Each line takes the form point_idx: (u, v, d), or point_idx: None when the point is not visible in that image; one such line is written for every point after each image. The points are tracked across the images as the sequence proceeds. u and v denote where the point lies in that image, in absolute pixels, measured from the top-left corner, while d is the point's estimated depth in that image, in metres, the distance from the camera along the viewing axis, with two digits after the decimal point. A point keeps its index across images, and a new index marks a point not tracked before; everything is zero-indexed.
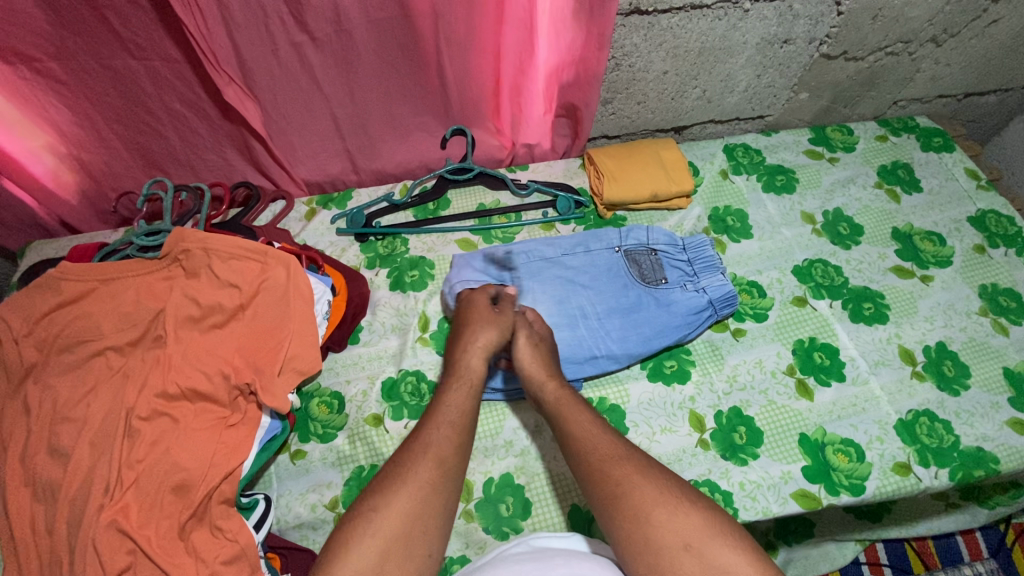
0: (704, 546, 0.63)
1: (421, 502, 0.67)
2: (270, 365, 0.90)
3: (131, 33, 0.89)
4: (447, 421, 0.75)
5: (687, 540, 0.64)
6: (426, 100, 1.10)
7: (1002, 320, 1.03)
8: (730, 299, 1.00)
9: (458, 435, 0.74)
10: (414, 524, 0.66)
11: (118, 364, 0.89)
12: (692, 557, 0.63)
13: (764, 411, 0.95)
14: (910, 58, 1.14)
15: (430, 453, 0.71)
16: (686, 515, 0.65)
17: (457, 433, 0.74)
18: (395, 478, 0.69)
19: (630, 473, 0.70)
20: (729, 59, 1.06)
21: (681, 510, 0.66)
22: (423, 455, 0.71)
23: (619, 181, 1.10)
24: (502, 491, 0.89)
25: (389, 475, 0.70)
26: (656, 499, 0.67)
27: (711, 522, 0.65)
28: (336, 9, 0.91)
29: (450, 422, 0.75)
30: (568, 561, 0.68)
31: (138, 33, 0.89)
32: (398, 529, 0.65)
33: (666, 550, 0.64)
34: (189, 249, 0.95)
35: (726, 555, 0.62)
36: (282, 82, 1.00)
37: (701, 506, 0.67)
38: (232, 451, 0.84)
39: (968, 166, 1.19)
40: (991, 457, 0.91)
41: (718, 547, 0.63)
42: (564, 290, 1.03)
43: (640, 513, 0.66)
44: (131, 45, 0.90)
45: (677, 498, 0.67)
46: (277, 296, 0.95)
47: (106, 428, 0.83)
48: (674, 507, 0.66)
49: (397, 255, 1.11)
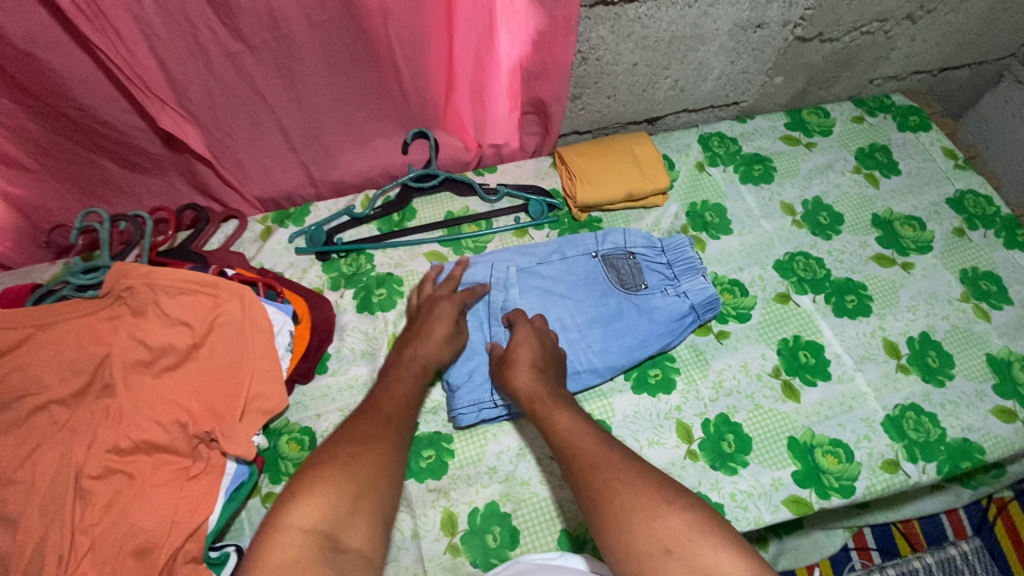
0: (689, 550, 0.57)
1: (388, 458, 0.69)
2: (231, 410, 0.84)
3: (45, 58, 0.80)
4: (402, 397, 0.79)
5: (668, 544, 0.58)
6: (382, 106, 1.03)
7: (984, 305, 1.01)
8: (712, 303, 0.96)
9: (410, 410, 0.78)
10: (382, 478, 0.67)
11: (64, 418, 0.82)
12: (677, 563, 0.57)
13: (751, 416, 0.92)
14: (886, 36, 1.10)
15: (393, 421, 0.74)
16: (665, 517, 0.60)
17: (408, 411, 0.78)
18: (368, 432, 0.71)
19: (610, 478, 0.65)
20: (701, 46, 1.01)
21: (661, 513, 0.61)
22: (387, 422, 0.74)
23: (593, 182, 1.05)
24: (488, 520, 0.85)
25: (360, 428, 0.72)
26: (638, 506, 0.62)
27: (694, 520, 0.60)
28: (272, 14, 0.83)
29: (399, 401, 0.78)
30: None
31: (52, 55, 0.80)
32: (368, 478, 0.65)
33: (648, 556, 0.58)
34: (132, 286, 0.88)
35: (718, 557, 0.57)
36: (220, 94, 0.92)
37: (680, 506, 0.61)
38: (195, 506, 0.78)
39: (945, 144, 1.17)
40: (977, 447, 0.90)
41: (704, 544, 0.57)
42: (541, 301, 0.98)
43: (620, 521, 0.61)
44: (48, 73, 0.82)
45: (659, 498, 0.62)
46: (233, 332, 0.88)
47: (55, 491, 0.77)
48: (656, 512, 0.61)
49: (362, 273, 1.04)
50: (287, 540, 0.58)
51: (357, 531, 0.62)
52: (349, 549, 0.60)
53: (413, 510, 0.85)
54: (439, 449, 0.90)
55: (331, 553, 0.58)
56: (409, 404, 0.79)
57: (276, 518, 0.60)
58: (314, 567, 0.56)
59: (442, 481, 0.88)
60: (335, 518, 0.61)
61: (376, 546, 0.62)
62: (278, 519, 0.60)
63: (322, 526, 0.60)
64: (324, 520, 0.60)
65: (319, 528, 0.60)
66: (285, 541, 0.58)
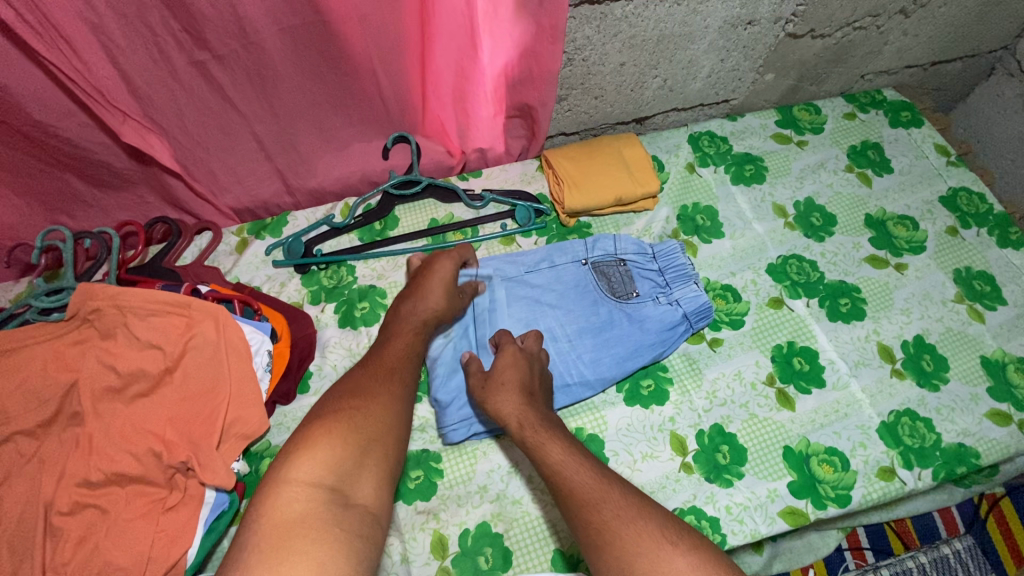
0: None
1: (391, 412, 0.72)
2: (208, 437, 0.80)
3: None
4: (399, 358, 0.79)
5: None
6: (360, 111, 0.98)
7: (978, 306, 1.00)
8: (705, 311, 0.94)
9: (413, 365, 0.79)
10: (386, 432, 0.70)
11: (31, 450, 0.78)
12: None
13: (746, 426, 0.90)
14: (878, 31, 1.07)
15: (395, 374, 0.76)
16: (671, 561, 0.60)
17: (411, 366, 0.79)
18: (369, 388, 0.74)
19: (611, 518, 0.64)
20: (690, 45, 0.97)
21: (665, 555, 0.60)
22: (389, 375, 0.76)
23: (581, 187, 1.02)
24: (480, 542, 0.82)
25: (362, 384, 0.74)
26: (640, 548, 0.61)
27: (699, 566, 0.59)
28: (239, 20, 0.78)
29: (400, 356, 0.79)
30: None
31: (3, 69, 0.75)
32: (372, 432, 0.69)
33: None
34: (100, 308, 0.84)
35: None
36: (187, 103, 0.87)
37: (685, 549, 0.61)
38: (172, 540, 0.75)
39: (937, 141, 1.15)
40: (972, 452, 0.89)
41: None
42: (530, 311, 0.95)
43: (624, 563, 0.61)
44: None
45: (664, 540, 0.62)
46: (208, 354, 0.84)
47: (22, 529, 0.73)
48: (661, 556, 0.60)
49: (344, 286, 1.00)
50: (294, 494, 0.62)
51: (365, 484, 0.65)
52: (356, 502, 0.63)
53: (401, 534, 0.83)
54: (427, 469, 0.87)
55: (338, 506, 0.62)
56: (413, 361, 0.79)
57: (282, 473, 0.64)
58: (322, 517, 0.60)
59: (431, 503, 0.85)
60: (340, 474, 0.65)
61: (383, 500, 0.66)
62: (285, 473, 0.64)
63: (329, 481, 0.64)
64: (330, 475, 0.64)
65: (327, 483, 0.63)
66: (292, 495, 0.62)
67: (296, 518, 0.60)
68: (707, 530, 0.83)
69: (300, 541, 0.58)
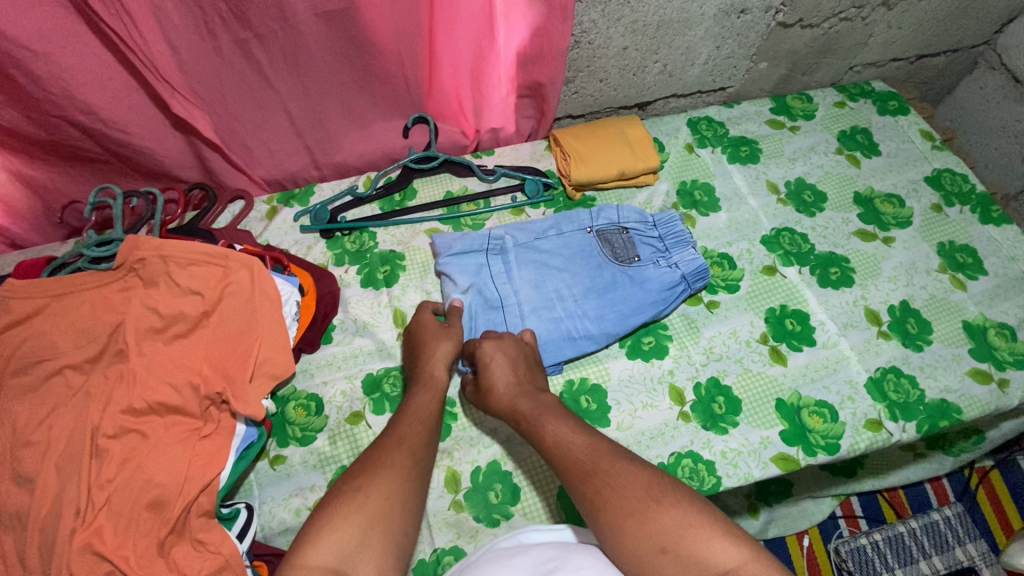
0: (680, 546, 0.64)
1: (397, 488, 0.71)
2: (241, 373, 0.87)
3: (61, 49, 0.84)
4: (418, 415, 0.81)
5: (662, 544, 0.64)
6: (383, 92, 1.07)
7: (960, 275, 1.06)
8: (702, 273, 1.00)
9: (424, 432, 0.79)
10: (391, 511, 0.70)
11: (79, 382, 0.85)
12: (672, 559, 0.64)
13: (741, 379, 0.96)
14: (863, 23, 1.15)
15: (403, 443, 0.77)
16: (659, 518, 0.66)
17: (421, 432, 0.79)
18: (379, 462, 0.74)
19: (600, 487, 0.70)
20: (687, 31, 1.06)
21: (654, 513, 0.67)
22: (399, 446, 0.76)
23: (587, 162, 1.09)
24: (490, 478, 0.89)
25: (374, 457, 0.75)
26: (631, 509, 0.68)
27: (685, 517, 0.66)
28: (280, 2, 0.88)
29: (415, 426, 0.80)
30: (561, 555, 0.71)
31: (67, 47, 0.84)
32: (376, 510, 0.69)
33: (645, 555, 0.65)
34: (144, 258, 0.91)
35: (710, 547, 0.64)
36: (228, 77, 0.96)
37: (668, 504, 0.67)
38: (207, 464, 0.81)
39: (922, 127, 1.23)
40: (954, 408, 0.94)
41: (699, 538, 0.64)
42: (540, 275, 1.02)
43: (616, 523, 0.67)
44: (63, 62, 0.85)
45: (650, 500, 0.68)
46: (242, 300, 0.92)
47: (71, 450, 0.80)
48: (649, 513, 0.67)
49: (366, 250, 1.08)
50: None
51: (368, 566, 0.65)
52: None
53: None
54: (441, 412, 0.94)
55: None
56: (424, 423, 0.81)
57: (293, 557, 0.64)
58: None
59: (446, 442, 0.91)
60: (344, 554, 0.65)
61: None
62: (293, 557, 0.64)
63: (333, 564, 0.64)
64: (333, 557, 0.64)
65: (330, 565, 0.64)
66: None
67: None
68: (703, 472, 0.88)
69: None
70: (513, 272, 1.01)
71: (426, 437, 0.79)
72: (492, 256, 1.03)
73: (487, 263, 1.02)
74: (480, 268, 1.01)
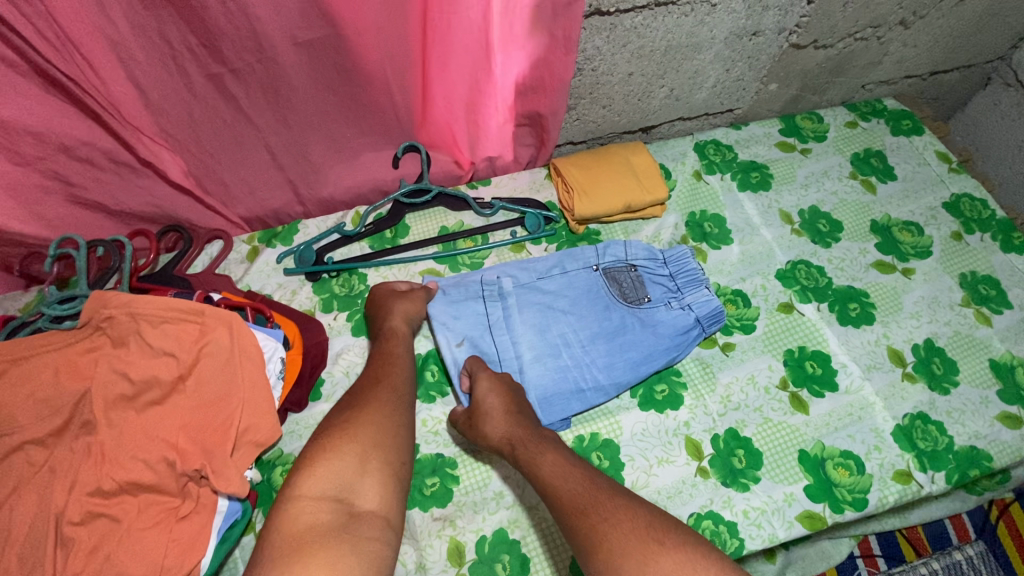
0: None
1: (386, 420, 0.74)
2: (222, 444, 0.79)
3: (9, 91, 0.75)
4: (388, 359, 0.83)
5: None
6: (372, 124, 0.99)
7: (985, 310, 1.01)
8: (717, 316, 0.94)
9: (401, 374, 0.82)
10: (388, 441, 0.72)
11: (41, 459, 0.77)
12: None
13: (761, 430, 0.90)
14: (879, 42, 1.09)
15: (382, 382, 0.80)
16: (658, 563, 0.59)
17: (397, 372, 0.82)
18: (366, 402, 0.76)
19: (597, 527, 0.64)
20: (697, 55, 0.99)
21: (653, 556, 0.60)
22: (382, 383, 0.79)
23: (591, 195, 1.03)
24: (497, 548, 0.82)
25: (360, 397, 0.77)
26: (629, 553, 0.61)
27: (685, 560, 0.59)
28: (256, 36, 0.80)
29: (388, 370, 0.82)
30: None
31: (16, 88, 0.75)
32: (371, 440, 0.71)
33: None
34: (113, 316, 0.83)
35: None
36: (200, 114, 0.88)
37: (670, 547, 0.61)
38: (186, 549, 0.74)
39: (938, 148, 1.17)
40: (985, 455, 0.90)
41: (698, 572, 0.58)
42: (545, 319, 0.95)
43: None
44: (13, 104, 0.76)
45: (650, 539, 0.62)
46: (221, 361, 0.84)
47: (33, 540, 0.72)
48: (649, 555, 0.60)
49: (356, 294, 1.01)
50: (305, 508, 0.63)
51: (369, 491, 0.67)
52: (363, 509, 0.65)
53: (417, 541, 0.82)
54: (442, 475, 0.87)
55: (347, 515, 0.64)
56: (399, 366, 0.83)
57: (291, 488, 0.66)
58: (336, 529, 0.62)
59: (448, 509, 0.84)
60: (344, 483, 0.67)
61: (390, 504, 0.68)
62: (293, 490, 0.65)
63: (335, 493, 0.66)
64: (336, 485, 0.66)
65: (333, 494, 0.65)
66: (304, 509, 0.63)
67: (304, 529, 0.61)
68: (725, 535, 0.82)
69: (311, 549, 0.59)
70: (515, 319, 0.94)
71: (405, 376, 0.82)
72: (491, 304, 0.95)
73: (485, 312, 0.95)
74: (478, 317, 0.94)
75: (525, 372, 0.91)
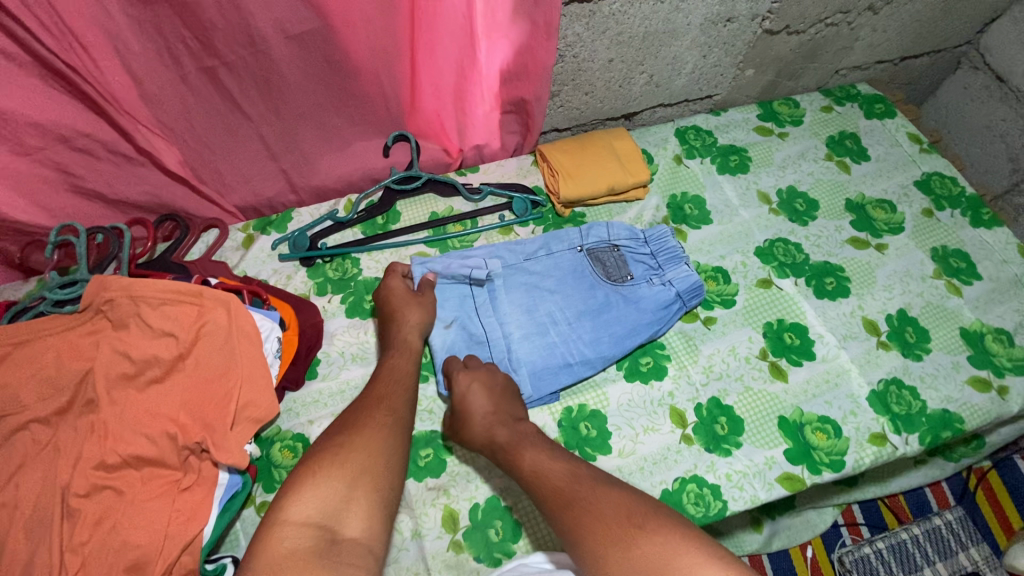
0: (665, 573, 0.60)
1: (379, 445, 0.72)
2: (222, 419, 0.82)
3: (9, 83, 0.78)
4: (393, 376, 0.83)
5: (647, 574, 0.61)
6: (361, 113, 1.02)
7: (955, 281, 1.05)
8: (697, 290, 0.98)
9: (403, 393, 0.81)
10: (378, 466, 0.70)
11: (46, 437, 0.80)
12: None
13: (742, 398, 0.94)
14: (849, 27, 1.14)
15: (382, 405, 0.78)
16: (641, 544, 0.63)
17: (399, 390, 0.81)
18: (361, 422, 0.75)
19: (577, 513, 0.67)
20: (674, 42, 1.03)
21: (636, 539, 0.63)
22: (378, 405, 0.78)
23: (576, 178, 1.06)
24: (490, 515, 0.85)
25: (357, 418, 0.76)
26: (614, 536, 0.64)
27: (669, 542, 0.62)
28: (247, 28, 0.83)
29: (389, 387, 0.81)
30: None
31: (15, 80, 0.78)
32: (361, 465, 0.69)
33: None
34: (113, 298, 0.86)
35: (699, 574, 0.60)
36: (195, 105, 0.91)
37: (650, 529, 0.64)
38: (189, 518, 0.77)
39: (910, 130, 1.22)
40: (956, 417, 0.94)
41: (684, 562, 0.60)
42: (532, 298, 0.98)
43: (597, 553, 0.64)
44: (12, 96, 0.79)
45: (631, 525, 0.64)
46: (219, 340, 0.86)
47: (40, 512, 0.75)
48: (631, 539, 0.63)
49: (350, 277, 1.03)
50: (287, 535, 0.63)
51: (354, 518, 0.66)
52: (346, 536, 0.64)
53: (413, 509, 0.85)
54: (436, 447, 0.90)
55: (328, 543, 0.62)
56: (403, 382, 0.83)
57: (277, 513, 0.65)
58: (315, 556, 0.61)
59: (441, 479, 0.88)
60: (329, 510, 0.65)
61: (375, 532, 0.66)
62: (279, 514, 0.65)
63: (319, 519, 0.64)
64: (320, 512, 0.65)
65: (316, 520, 0.64)
66: (286, 536, 0.62)
67: (284, 557, 0.60)
68: (709, 497, 0.86)
69: None
70: (502, 300, 0.98)
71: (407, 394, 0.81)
72: (478, 288, 0.98)
73: (472, 294, 0.98)
74: (464, 299, 0.97)
75: (514, 349, 0.94)
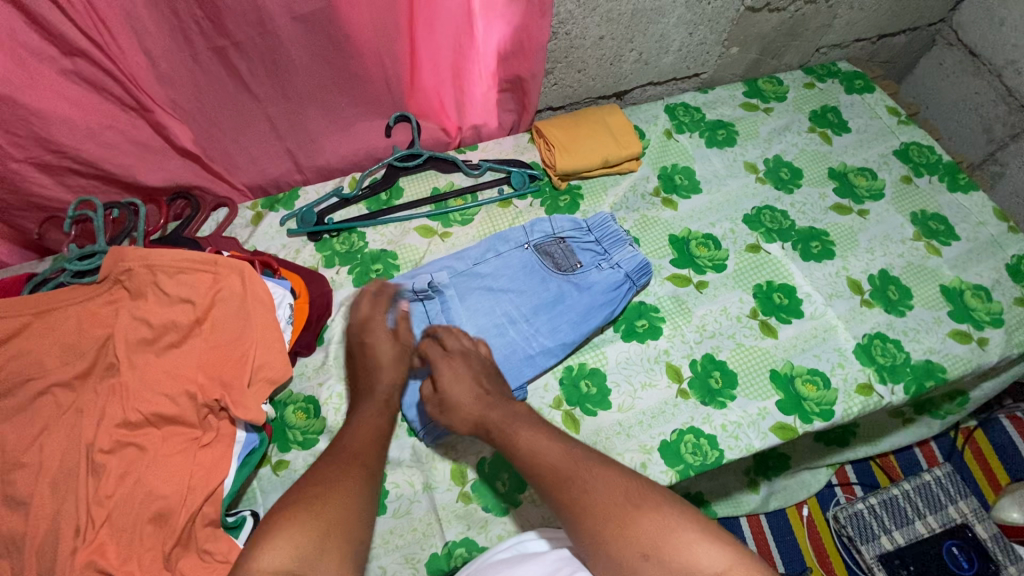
0: (665, 552, 0.61)
1: (350, 491, 0.66)
2: (239, 379, 0.86)
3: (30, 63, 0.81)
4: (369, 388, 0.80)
5: (644, 549, 0.62)
6: (365, 94, 1.06)
7: (934, 242, 1.11)
8: (644, 268, 1.01)
9: (375, 440, 0.74)
10: (350, 513, 0.64)
11: (68, 401, 0.83)
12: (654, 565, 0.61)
13: (735, 354, 0.98)
14: (827, 5, 1.20)
15: (356, 456, 0.70)
16: (640, 521, 0.63)
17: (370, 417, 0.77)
18: (329, 471, 0.68)
19: (579, 492, 0.66)
20: (661, 19, 1.09)
21: (633, 517, 0.63)
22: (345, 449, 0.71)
23: (571, 151, 1.11)
24: (497, 468, 0.89)
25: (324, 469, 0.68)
26: (610, 512, 0.64)
27: (666, 520, 0.63)
28: (257, 10, 0.87)
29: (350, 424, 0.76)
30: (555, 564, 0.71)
31: (37, 59, 0.82)
32: (332, 513, 0.63)
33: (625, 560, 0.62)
34: (131, 268, 0.88)
35: (697, 553, 0.61)
36: (205, 85, 0.95)
37: (651, 508, 0.64)
38: (209, 472, 0.81)
39: (888, 103, 1.27)
40: (939, 367, 0.98)
41: (685, 544, 0.61)
42: (484, 299, 0.99)
43: (596, 530, 0.64)
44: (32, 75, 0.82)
45: (631, 504, 0.65)
46: (235, 306, 0.90)
47: (66, 469, 0.77)
48: (630, 517, 0.63)
49: (356, 250, 1.08)
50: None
51: (326, 568, 0.59)
52: None
53: (423, 464, 0.89)
54: None
55: None
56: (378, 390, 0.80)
57: (242, 564, 0.58)
58: None
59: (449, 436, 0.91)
60: (303, 557, 0.58)
61: None
62: (244, 567, 0.57)
63: (292, 567, 0.57)
64: (290, 563, 0.58)
65: (285, 571, 0.57)
66: None
67: None
68: (706, 446, 0.90)
69: None
70: (453, 308, 0.98)
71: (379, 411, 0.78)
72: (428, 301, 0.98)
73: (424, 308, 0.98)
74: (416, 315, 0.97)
75: None
